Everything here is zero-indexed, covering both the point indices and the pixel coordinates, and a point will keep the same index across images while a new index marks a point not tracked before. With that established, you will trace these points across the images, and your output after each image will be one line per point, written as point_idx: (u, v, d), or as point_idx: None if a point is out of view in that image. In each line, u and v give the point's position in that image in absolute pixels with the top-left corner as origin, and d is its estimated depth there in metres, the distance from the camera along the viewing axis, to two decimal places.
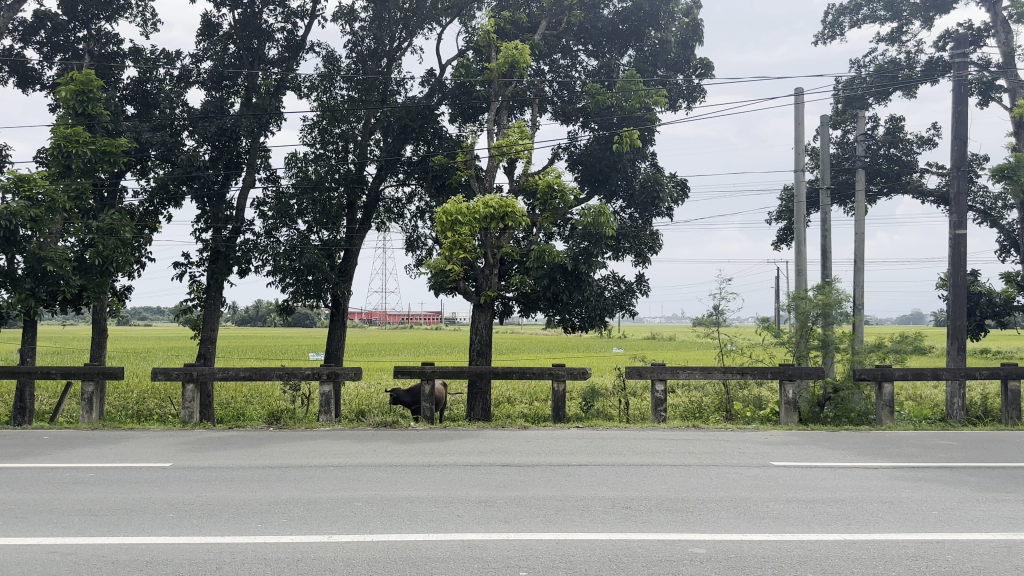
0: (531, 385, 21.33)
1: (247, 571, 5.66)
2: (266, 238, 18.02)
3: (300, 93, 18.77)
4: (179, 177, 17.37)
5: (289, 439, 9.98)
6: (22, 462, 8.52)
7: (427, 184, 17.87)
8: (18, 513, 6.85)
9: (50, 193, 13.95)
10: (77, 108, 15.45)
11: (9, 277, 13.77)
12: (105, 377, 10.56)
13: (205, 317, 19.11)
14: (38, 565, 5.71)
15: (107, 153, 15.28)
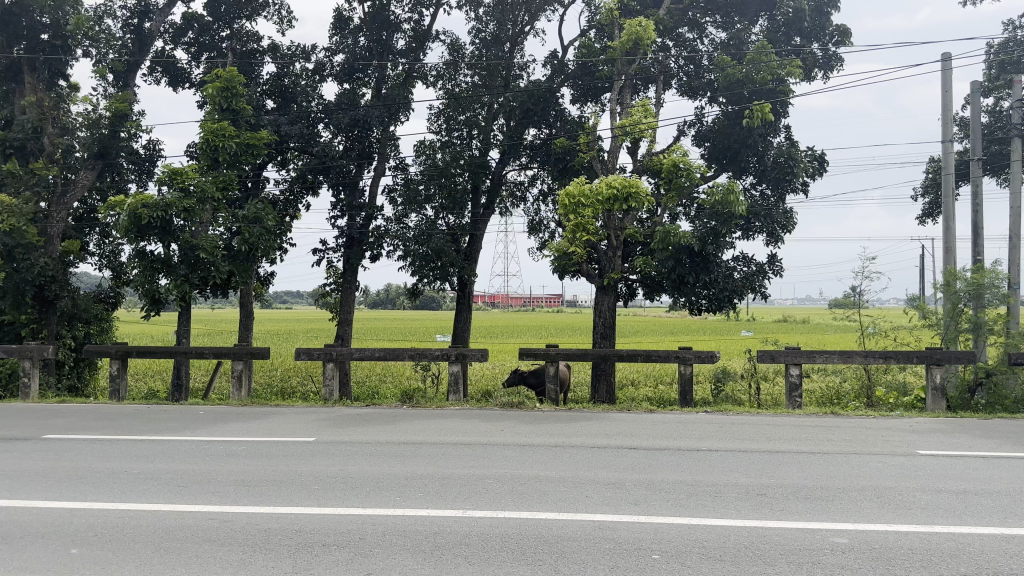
0: (656, 368, 21.15)
1: (387, 543, 5.92)
2: (396, 223, 18.58)
3: (427, 81, 19.16)
4: (315, 168, 18.18)
5: (421, 416, 10.25)
6: (183, 435, 9.20)
7: (550, 166, 17.92)
8: (183, 482, 7.45)
9: (200, 184, 14.99)
10: (222, 104, 16.44)
11: (166, 264, 14.91)
12: (254, 358, 11.18)
13: (342, 300, 19.94)
14: (200, 531, 6.20)
15: (250, 146, 16.14)
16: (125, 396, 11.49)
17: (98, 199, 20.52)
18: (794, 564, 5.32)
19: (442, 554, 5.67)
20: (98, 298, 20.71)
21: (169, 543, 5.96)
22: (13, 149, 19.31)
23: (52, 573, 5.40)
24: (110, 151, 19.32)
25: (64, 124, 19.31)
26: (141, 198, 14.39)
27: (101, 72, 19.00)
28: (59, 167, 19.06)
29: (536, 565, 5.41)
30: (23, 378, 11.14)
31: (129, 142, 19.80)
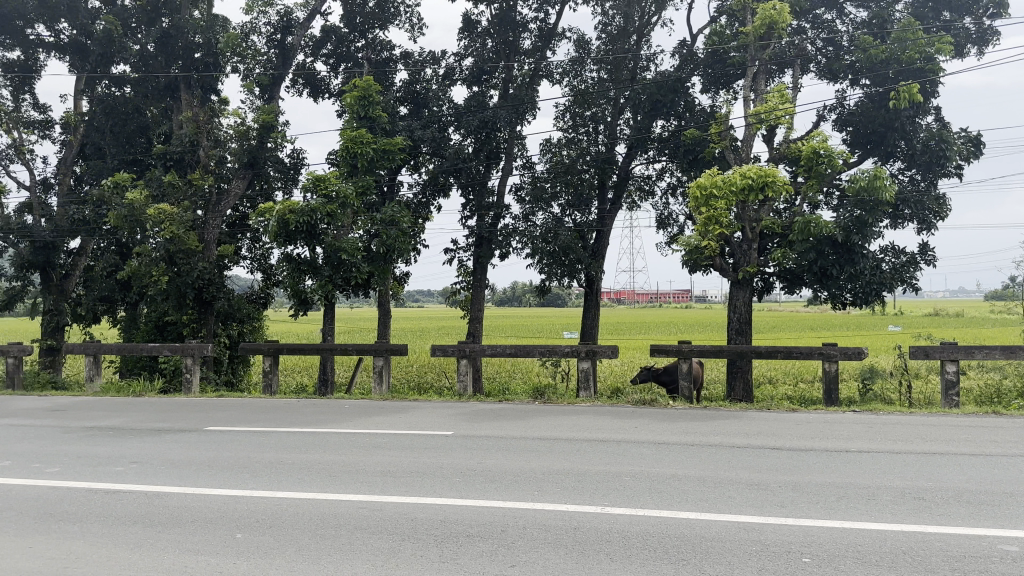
0: (796, 365, 20.36)
1: (529, 537, 5.97)
2: (524, 222, 18.78)
3: (553, 79, 19.26)
4: (446, 169, 18.69)
5: (554, 413, 10.29)
6: (330, 427, 9.66)
7: (679, 159, 17.63)
8: (333, 472, 7.83)
9: (341, 190, 15.65)
10: (359, 112, 17.24)
11: (312, 266, 15.71)
12: (392, 355, 11.59)
13: (473, 298, 20.36)
14: (351, 519, 6.49)
15: (386, 151, 16.76)
16: (278, 390, 12.17)
17: (248, 206, 22.00)
18: (961, 573, 4.96)
19: (584, 549, 5.67)
20: (249, 298, 22.16)
21: (324, 530, 6.27)
22: (173, 162, 21.03)
23: (221, 554, 5.80)
24: (259, 161, 20.79)
25: (216, 137, 21.09)
26: (288, 204, 15.30)
27: (250, 86, 20.33)
28: (214, 177, 20.89)
29: (680, 564, 5.31)
30: (187, 374, 12.02)
31: (274, 152, 21.06)
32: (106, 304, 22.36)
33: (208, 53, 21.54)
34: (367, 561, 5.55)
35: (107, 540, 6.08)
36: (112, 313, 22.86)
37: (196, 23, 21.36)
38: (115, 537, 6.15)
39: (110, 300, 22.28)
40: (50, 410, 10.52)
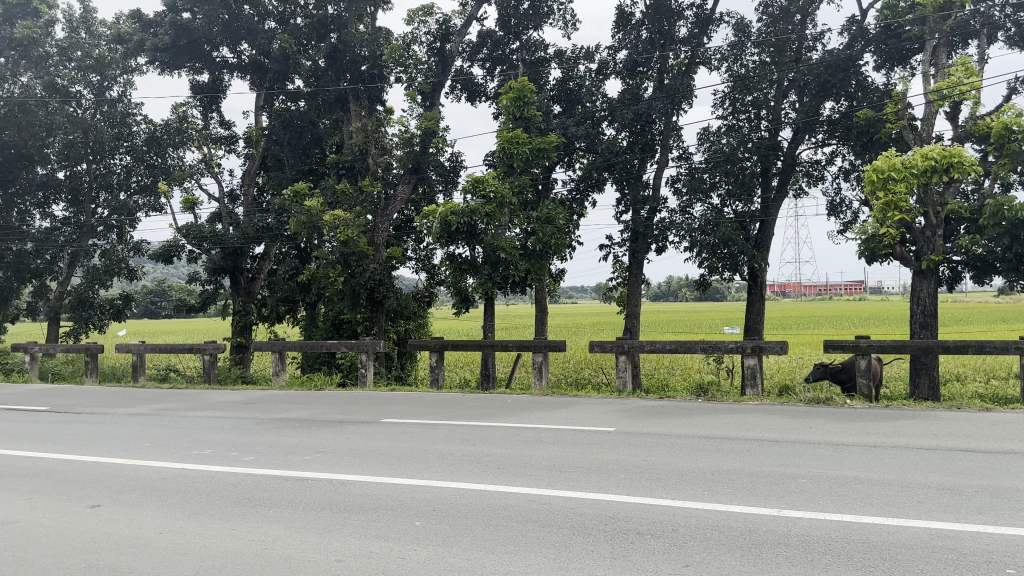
0: (987, 362, 18.71)
1: (701, 536, 5.85)
2: (681, 214, 18.55)
3: (711, 66, 18.87)
4: (601, 166, 18.77)
5: (719, 411, 10.04)
6: (495, 421, 9.91)
7: (852, 141, 16.67)
8: (501, 466, 8.03)
9: (498, 190, 15.96)
10: (515, 113, 17.85)
11: (471, 265, 16.57)
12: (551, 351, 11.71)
13: (629, 293, 20.22)
14: (522, 512, 6.62)
15: (541, 150, 17.00)
16: (444, 385, 12.61)
17: (412, 208, 23.01)
18: None
19: (760, 551, 5.48)
20: (415, 297, 23.09)
21: (496, 521, 6.43)
22: (345, 170, 22.26)
23: (401, 541, 6.08)
24: (423, 166, 21.62)
25: (383, 144, 22.20)
26: (450, 207, 16.08)
27: (412, 94, 21.24)
28: (381, 184, 21.95)
29: (868, 570, 5.02)
30: (361, 369, 12.68)
31: (436, 156, 21.87)
32: (288, 305, 24.18)
33: (373, 64, 22.80)
34: (539, 554, 5.62)
35: (298, 524, 6.51)
36: (293, 313, 24.75)
37: (361, 38, 22.17)
38: (305, 521, 6.58)
39: (291, 300, 24.17)
40: (244, 402, 11.48)
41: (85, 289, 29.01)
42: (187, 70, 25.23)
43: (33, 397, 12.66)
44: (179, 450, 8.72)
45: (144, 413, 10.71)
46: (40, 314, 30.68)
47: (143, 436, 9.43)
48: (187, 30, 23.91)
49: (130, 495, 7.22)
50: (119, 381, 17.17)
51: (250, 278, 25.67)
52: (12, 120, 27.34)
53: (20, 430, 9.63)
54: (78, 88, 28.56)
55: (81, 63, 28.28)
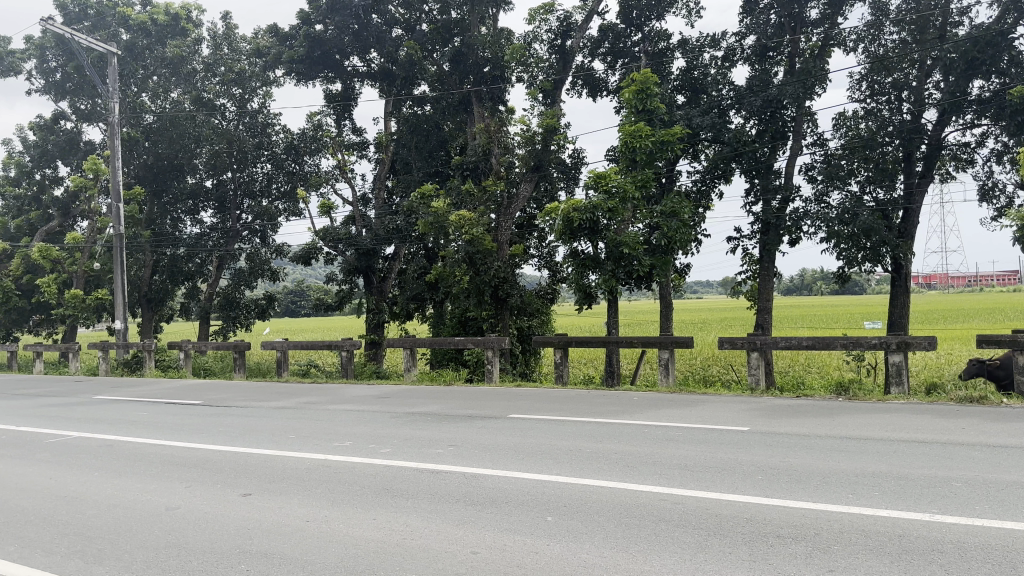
0: None
1: (844, 541, 5.55)
2: (817, 203, 17.78)
3: (846, 47, 17.99)
4: (728, 155, 18.30)
5: (861, 410, 9.53)
6: (623, 418, 9.82)
7: (1004, 121, 15.58)
8: (630, 464, 7.94)
9: (622, 184, 16.03)
10: (638, 106, 17.72)
11: (594, 261, 16.58)
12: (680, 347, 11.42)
13: (760, 288, 19.56)
14: (653, 511, 6.51)
15: (665, 142, 16.92)
16: (569, 381, 12.66)
17: (535, 206, 23.18)
18: None
19: (912, 558, 5.13)
20: (540, 295, 23.15)
21: (626, 519, 6.35)
22: (469, 170, 23.50)
23: (532, 535, 6.10)
24: (544, 163, 21.66)
25: (505, 144, 22.31)
26: (573, 203, 16.15)
27: (533, 94, 21.57)
28: (504, 183, 21.76)
29: None
30: (488, 365, 12.92)
31: (557, 153, 21.81)
32: (417, 303, 24.82)
33: (496, 66, 23.31)
34: (672, 554, 5.49)
35: (432, 515, 6.67)
36: (422, 311, 25.36)
37: (484, 40, 22.71)
38: (440, 512, 6.71)
39: (420, 300, 24.82)
40: (379, 396, 11.90)
41: (233, 290, 31.78)
42: (321, 80, 27.20)
43: (192, 391, 13.64)
44: (320, 442, 9.13)
45: (287, 406, 11.30)
46: (194, 314, 33.26)
47: (287, 429, 9.94)
48: (320, 41, 25.70)
49: (277, 484, 7.61)
50: (265, 376, 18.24)
51: (382, 277, 26.74)
52: (165, 134, 30.66)
53: (180, 421, 10.38)
54: (222, 101, 30.54)
55: (224, 78, 30.36)
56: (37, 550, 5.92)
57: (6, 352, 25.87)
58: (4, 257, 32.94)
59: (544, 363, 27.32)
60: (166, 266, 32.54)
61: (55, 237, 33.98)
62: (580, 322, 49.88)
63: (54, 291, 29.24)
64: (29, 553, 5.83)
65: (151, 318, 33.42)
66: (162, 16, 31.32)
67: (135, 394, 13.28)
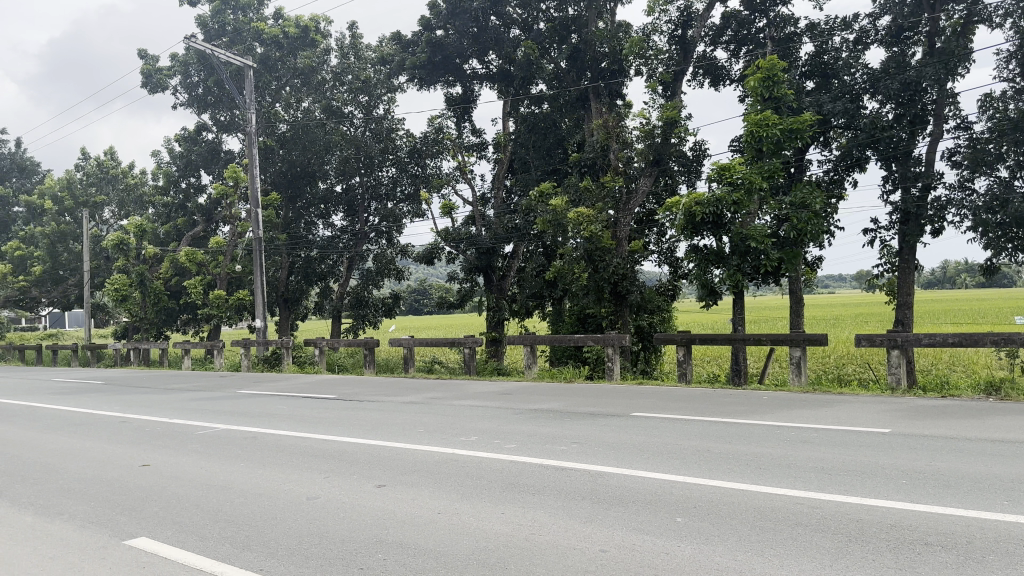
0: None
1: (1005, 551, 5.11)
2: (961, 190, 16.69)
3: (991, 23, 16.71)
4: (863, 142, 17.48)
5: (1018, 413, 8.79)
6: (752, 417, 9.51)
7: None
8: (762, 465, 7.65)
9: (747, 175, 15.95)
10: (764, 94, 17.20)
11: (718, 255, 16.35)
12: (812, 344, 10.98)
13: (899, 281, 18.57)
14: (788, 514, 6.22)
15: (793, 131, 16.52)
16: (692, 379, 12.72)
17: (654, 201, 23.13)
18: None
19: None
20: (660, 292, 23.05)
21: (760, 521, 6.09)
22: (588, 167, 23.25)
23: (660, 534, 5.96)
24: (664, 157, 21.45)
25: (624, 139, 21.98)
26: (694, 197, 16.06)
27: (652, 86, 21.42)
28: (624, 178, 21.96)
29: None
30: (608, 362, 12.97)
31: (678, 147, 21.55)
32: (537, 300, 25.44)
33: (613, 60, 23.08)
34: (810, 559, 5.22)
35: (558, 511, 6.65)
36: (541, 308, 25.84)
37: (601, 35, 22.87)
38: (568, 508, 6.64)
39: (539, 297, 25.36)
40: (502, 392, 12.03)
41: (362, 289, 33.39)
42: (442, 84, 28.00)
43: (326, 386, 14.29)
44: (447, 437, 9.31)
45: (414, 401, 11.62)
46: (326, 312, 34.89)
47: (416, 424, 10.21)
48: (441, 46, 26.63)
49: (408, 477, 7.80)
50: (392, 372, 18.88)
51: (501, 276, 27.23)
52: (298, 141, 32.52)
53: (316, 415, 10.86)
54: (350, 109, 32.02)
55: (352, 87, 31.84)
56: (190, 533, 6.26)
57: (160, 348, 28.02)
58: (156, 262, 35.69)
59: (665, 360, 27.07)
60: (301, 267, 34.32)
61: (200, 241, 36.54)
62: (703, 319, 48.72)
63: (201, 292, 31.42)
64: (183, 535, 6.21)
65: (286, 318, 35.28)
66: (293, 29, 33.15)
67: (275, 389, 14.05)
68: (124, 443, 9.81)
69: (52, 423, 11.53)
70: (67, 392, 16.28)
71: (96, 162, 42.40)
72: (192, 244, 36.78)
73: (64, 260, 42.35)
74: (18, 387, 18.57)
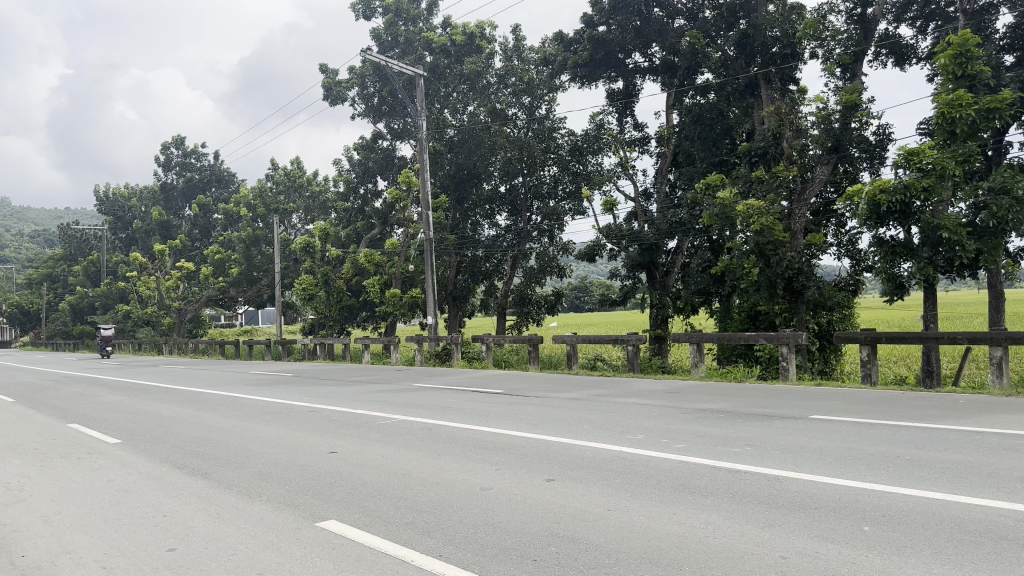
0: None
1: None
2: None
3: None
4: None
5: None
6: (946, 422, 8.79)
7: None
8: (960, 474, 7.04)
9: (938, 160, 14.78)
10: (956, 72, 15.77)
11: (907, 248, 15.37)
12: (1015, 343, 10.02)
13: None
14: (993, 527, 5.68)
15: (991, 110, 15.15)
16: (876, 381, 12.06)
17: (833, 191, 22.03)
18: None
19: None
20: (839, 287, 21.95)
21: (958, 533, 5.61)
22: (759, 157, 22.35)
23: (843, 539, 5.64)
24: (844, 143, 20.36)
25: (798, 126, 21.37)
26: (879, 184, 15.09)
27: (830, 69, 20.34)
28: (798, 167, 21.16)
29: None
30: (782, 361, 12.52)
31: (860, 132, 20.44)
32: (703, 297, 24.64)
33: (785, 44, 22.01)
34: None
35: (732, 512, 6.46)
36: (708, 304, 25.11)
37: (772, 19, 21.90)
38: (743, 511, 6.43)
39: (705, 295, 24.58)
40: (669, 391, 11.86)
41: (525, 287, 34.08)
42: (604, 80, 28.08)
43: (494, 381, 14.74)
44: (614, 435, 9.32)
45: (580, 398, 11.71)
46: (491, 310, 35.93)
47: (582, 420, 10.29)
48: (603, 42, 26.58)
49: (577, 473, 7.88)
50: (557, 368, 19.16)
51: (665, 272, 27.24)
52: (466, 144, 33.87)
53: (485, 409, 11.22)
54: (513, 111, 32.81)
55: (516, 88, 32.61)
56: (376, 518, 6.65)
57: (342, 343, 30.09)
58: (338, 263, 38.27)
59: (846, 359, 25.50)
60: (468, 266, 35.57)
61: (375, 243, 38.81)
62: (887, 316, 45.33)
63: (377, 291, 33.39)
64: (369, 519, 6.62)
65: (455, 315, 36.72)
66: (459, 36, 34.40)
67: (447, 383, 14.64)
68: (313, 431, 10.62)
69: (252, 412, 12.70)
70: (265, 383, 17.86)
71: (285, 172, 46.12)
72: (368, 245, 39.12)
73: (258, 262, 46.41)
74: (224, 379, 20.58)
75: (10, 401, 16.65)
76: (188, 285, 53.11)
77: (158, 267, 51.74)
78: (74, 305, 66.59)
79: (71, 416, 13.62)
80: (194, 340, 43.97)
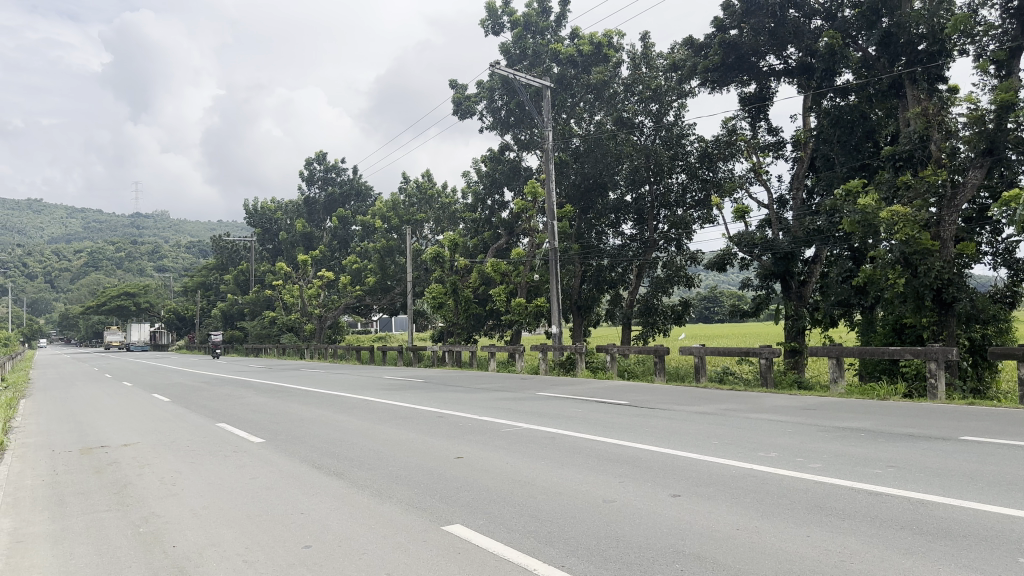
0: None
1: None
2: None
3: None
4: None
5: None
6: None
7: None
8: None
9: None
10: None
11: None
12: None
13: None
14: None
15: None
16: None
17: (987, 195, 20.30)
18: None
19: None
20: (995, 298, 20.24)
21: None
22: (904, 160, 21.16)
23: (996, 570, 5.16)
24: (1000, 146, 18.47)
25: (948, 128, 19.94)
26: None
27: (983, 66, 18.77)
28: (948, 171, 19.61)
29: None
30: (930, 378, 11.72)
31: (1017, 132, 18.57)
32: (843, 308, 23.30)
33: (932, 42, 20.55)
34: None
35: (871, 535, 6.06)
36: (848, 316, 23.77)
37: (917, 15, 20.47)
38: (884, 536, 6.01)
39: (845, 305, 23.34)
40: (805, 407, 11.31)
41: (651, 296, 33.60)
42: (736, 84, 27.30)
43: (620, 392, 14.58)
44: (745, 451, 8.98)
45: (708, 412, 11.39)
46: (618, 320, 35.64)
47: (711, 435, 10.00)
48: (735, 46, 25.86)
49: (704, 489, 7.66)
50: (683, 381, 18.72)
51: (801, 282, 26.11)
52: (591, 154, 33.73)
53: (610, 420, 11.12)
54: (641, 118, 32.78)
55: (643, 96, 32.51)
56: (498, 524, 6.73)
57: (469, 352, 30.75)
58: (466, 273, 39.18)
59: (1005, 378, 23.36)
60: (593, 275, 35.53)
61: (502, 252, 39.47)
62: None
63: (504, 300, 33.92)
64: (492, 526, 6.69)
65: (579, 324, 36.59)
66: (587, 47, 34.27)
67: (572, 393, 14.64)
68: (442, 437, 10.90)
69: (385, 416, 13.20)
70: (397, 389, 18.53)
71: (417, 184, 47.85)
72: (495, 255, 39.76)
73: (391, 272, 48.22)
74: (358, 384, 21.48)
75: (170, 402, 18.08)
76: (327, 294, 55.93)
77: (301, 277, 54.82)
78: (226, 311, 71.50)
79: (221, 416, 14.63)
80: (332, 347, 46.17)
